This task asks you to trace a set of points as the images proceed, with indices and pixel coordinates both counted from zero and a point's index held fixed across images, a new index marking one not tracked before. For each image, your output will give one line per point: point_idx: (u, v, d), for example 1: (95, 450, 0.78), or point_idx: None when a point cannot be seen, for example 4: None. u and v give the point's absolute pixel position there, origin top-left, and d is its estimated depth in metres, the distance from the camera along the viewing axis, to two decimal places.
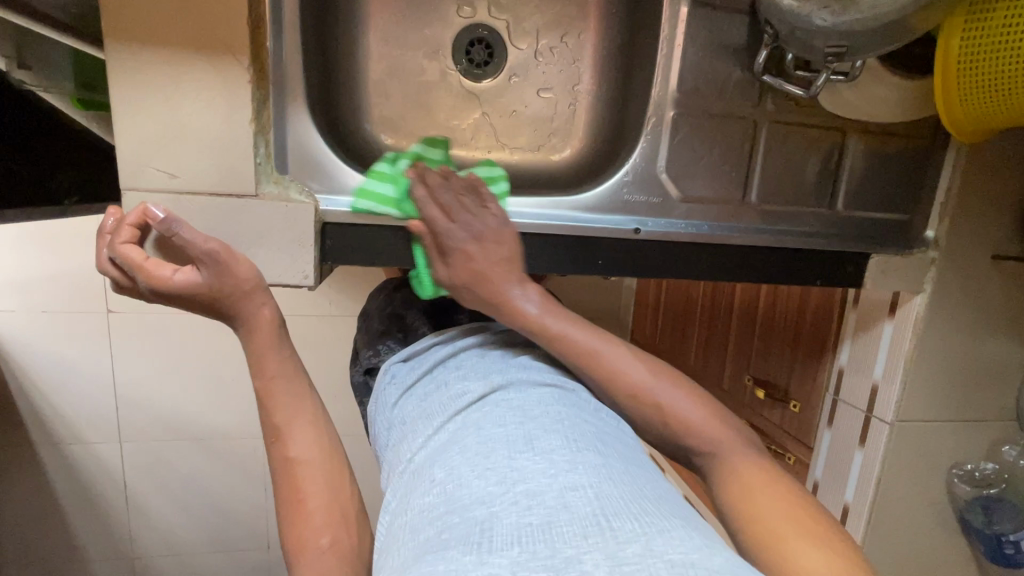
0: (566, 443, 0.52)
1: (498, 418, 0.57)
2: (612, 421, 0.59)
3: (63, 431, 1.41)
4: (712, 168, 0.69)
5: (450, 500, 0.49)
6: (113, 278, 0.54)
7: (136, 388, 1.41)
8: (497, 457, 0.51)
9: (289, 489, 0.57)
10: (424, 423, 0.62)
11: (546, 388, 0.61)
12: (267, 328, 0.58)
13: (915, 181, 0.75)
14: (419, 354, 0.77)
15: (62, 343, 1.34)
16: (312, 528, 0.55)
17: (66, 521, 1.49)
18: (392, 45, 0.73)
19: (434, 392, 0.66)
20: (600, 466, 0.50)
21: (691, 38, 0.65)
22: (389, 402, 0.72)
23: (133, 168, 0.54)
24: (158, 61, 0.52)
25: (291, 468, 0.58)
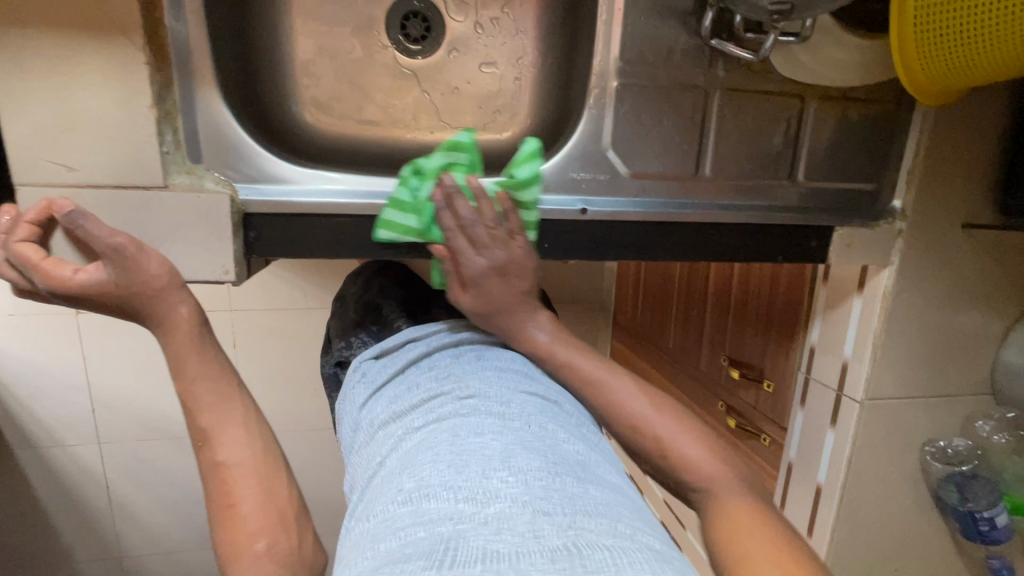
0: (544, 466, 0.53)
1: (475, 427, 0.57)
2: (587, 444, 0.60)
3: (38, 435, 1.39)
4: (661, 142, 0.65)
5: (419, 510, 0.49)
6: (13, 281, 0.50)
7: (106, 389, 1.38)
8: (472, 471, 0.52)
9: (219, 494, 0.54)
10: (396, 426, 0.62)
11: (525, 402, 0.61)
12: (187, 327, 0.54)
13: (882, 148, 0.71)
14: (393, 350, 0.75)
15: (26, 347, 1.31)
16: (244, 533, 0.53)
17: (47, 525, 1.48)
18: (321, 21, 0.68)
19: (406, 393, 0.65)
20: (576, 495, 0.51)
21: (633, 2, 0.61)
22: (357, 402, 0.70)
23: (26, 161, 0.50)
24: (40, 44, 0.48)
25: (220, 473, 0.55)
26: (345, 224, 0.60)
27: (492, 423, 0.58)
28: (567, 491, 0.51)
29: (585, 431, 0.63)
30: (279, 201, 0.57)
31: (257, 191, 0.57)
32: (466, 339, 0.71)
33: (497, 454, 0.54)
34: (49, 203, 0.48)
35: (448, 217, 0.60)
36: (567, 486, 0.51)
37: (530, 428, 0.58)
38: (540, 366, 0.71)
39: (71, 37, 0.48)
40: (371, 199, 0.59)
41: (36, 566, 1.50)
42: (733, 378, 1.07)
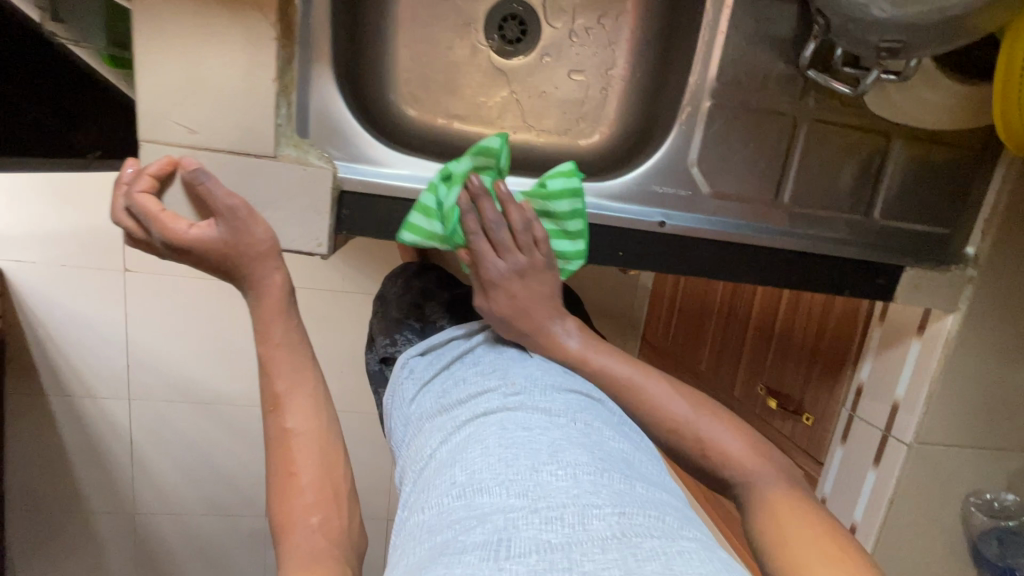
0: (592, 459, 0.51)
1: (522, 420, 0.55)
2: (635, 439, 0.58)
3: (74, 383, 1.43)
4: (745, 166, 0.66)
5: (471, 504, 0.48)
6: (127, 228, 0.53)
7: (146, 347, 1.42)
8: (521, 464, 0.50)
9: (280, 461, 0.56)
10: (445, 418, 0.61)
11: (571, 396, 0.59)
12: (277, 293, 0.56)
13: (959, 194, 0.71)
14: (438, 345, 0.74)
15: (79, 296, 1.35)
16: (300, 507, 0.54)
17: (70, 473, 1.51)
18: (424, 13, 0.70)
19: (453, 389, 0.64)
20: (626, 488, 0.48)
21: (735, 27, 0.62)
22: (406, 397, 0.69)
23: (154, 120, 0.53)
24: (182, 11, 0.51)
25: (285, 440, 0.56)
26: None
27: (540, 415, 0.56)
28: (616, 485, 0.48)
29: (633, 428, 0.60)
30: (375, 182, 0.59)
31: (355, 170, 0.59)
32: (510, 334, 0.70)
33: (545, 447, 0.52)
34: (179, 160, 0.52)
35: (506, 234, 0.61)
36: (615, 480, 0.49)
37: (577, 422, 0.56)
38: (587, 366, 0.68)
39: (211, 4, 0.51)
40: None
41: (52, 512, 1.53)
42: (768, 407, 1.04)
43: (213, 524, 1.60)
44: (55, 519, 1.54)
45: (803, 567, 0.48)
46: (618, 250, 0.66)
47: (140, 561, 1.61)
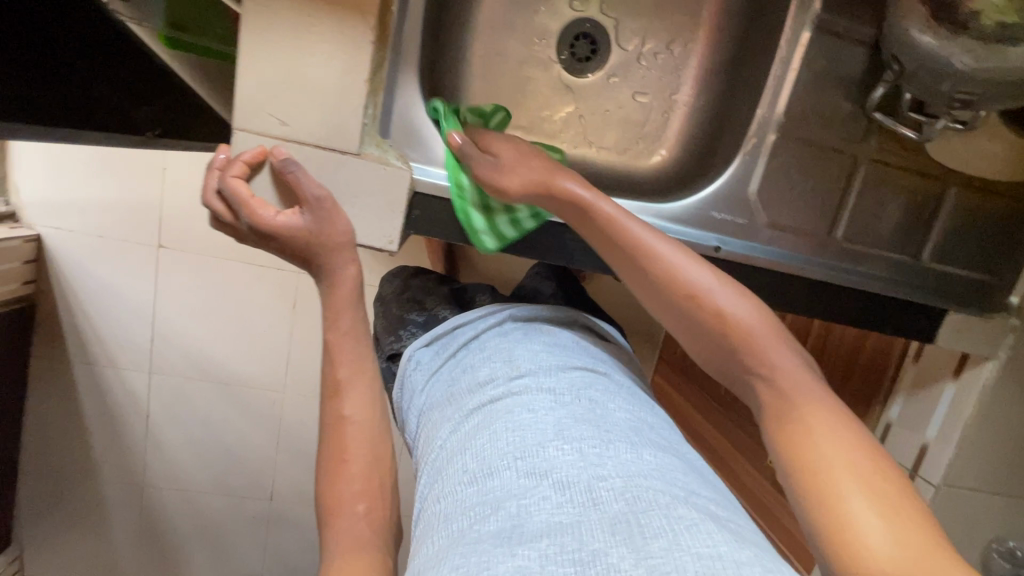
0: (596, 436, 0.52)
1: (527, 404, 0.57)
2: (637, 411, 0.59)
3: (98, 351, 1.36)
4: (803, 198, 0.68)
5: (484, 490, 0.49)
6: (217, 211, 0.56)
7: (173, 322, 1.35)
8: (530, 447, 0.52)
9: (333, 446, 0.57)
10: (455, 405, 0.63)
11: (574, 373, 0.62)
12: (350, 284, 0.58)
13: (1009, 243, 0.72)
14: (444, 335, 0.76)
15: (109, 265, 1.30)
16: (349, 492, 0.55)
17: (72, 445, 1.42)
18: (499, 25, 0.73)
19: (462, 376, 0.66)
20: (631, 458, 0.50)
21: (808, 64, 0.64)
22: (416, 388, 0.72)
23: (251, 110, 0.55)
24: (290, 9, 0.53)
25: (341, 427, 0.57)
26: (498, 218, 0.64)
27: (545, 398, 0.57)
28: (620, 456, 0.50)
29: (635, 400, 0.62)
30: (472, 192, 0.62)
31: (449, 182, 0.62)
32: (510, 318, 0.72)
33: (551, 428, 0.53)
34: (271, 150, 0.55)
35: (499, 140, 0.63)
36: (619, 451, 0.51)
37: (581, 399, 0.58)
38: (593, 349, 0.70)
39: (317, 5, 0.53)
40: None
41: (63, 486, 1.45)
42: None
43: (225, 513, 1.50)
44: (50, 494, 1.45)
45: (837, 496, 0.42)
46: None
47: (146, 547, 1.51)
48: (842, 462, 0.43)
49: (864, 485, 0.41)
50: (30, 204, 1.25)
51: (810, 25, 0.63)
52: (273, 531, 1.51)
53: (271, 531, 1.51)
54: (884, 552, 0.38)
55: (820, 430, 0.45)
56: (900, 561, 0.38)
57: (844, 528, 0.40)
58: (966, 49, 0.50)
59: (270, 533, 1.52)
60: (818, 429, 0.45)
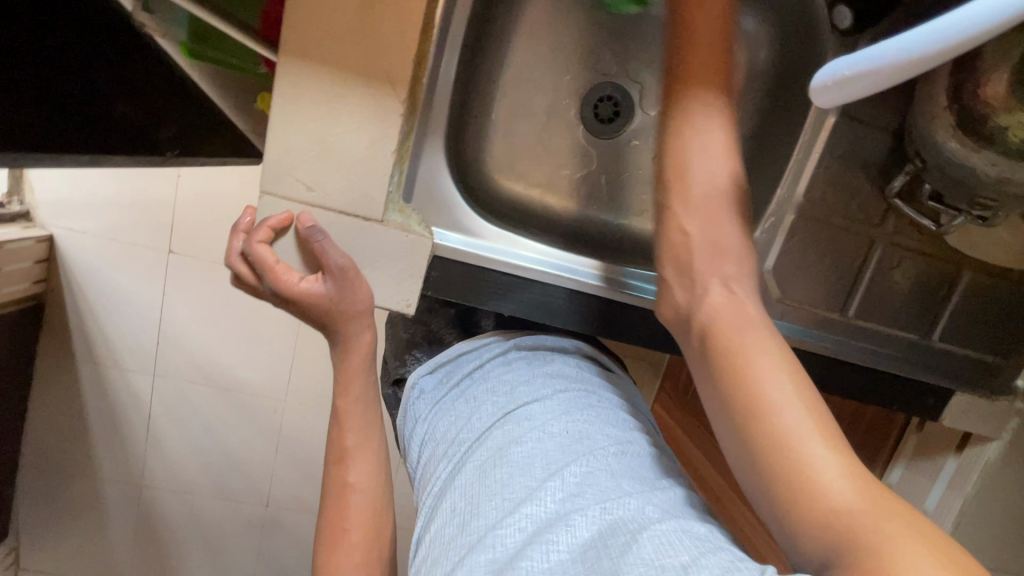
0: (579, 462, 0.52)
1: (514, 435, 0.56)
2: (625, 434, 0.57)
3: (104, 352, 1.34)
4: (817, 277, 0.69)
5: (467, 529, 0.50)
6: (241, 273, 0.56)
7: (178, 332, 1.33)
8: (514, 482, 0.51)
9: (335, 514, 0.58)
10: (449, 438, 0.61)
11: (564, 398, 0.60)
12: (364, 352, 0.59)
13: (1019, 329, 0.72)
14: (448, 363, 0.72)
15: (119, 273, 1.29)
16: (349, 564, 0.56)
17: (73, 445, 1.41)
18: (526, 86, 0.73)
19: (463, 404, 0.64)
20: (611, 486, 0.49)
21: (830, 148, 0.65)
22: (418, 418, 0.68)
23: (278, 176, 0.56)
24: (322, 82, 0.53)
25: (344, 495, 0.58)
26: (513, 283, 0.65)
27: (531, 428, 0.56)
28: (600, 484, 0.49)
29: (627, 423, 0.60)
30: (530, 268, 0.65)
31: (599, 274, 0.68)
32: (514, 347, 0.70)
33: (537, 461, 0.53)
34: (296, 216, 0.56)
35: None
36: (599, 479, 0.50)
37: (569, 426, 0.56)
38: (591, 372, 0.67)
39: (351, 83, 0.54)
40: (551, 267, 0.66)
41: (64, 484, 1.45)
42: None
43: (222, 520, 1.49)
44: (50, 490, 1.45)
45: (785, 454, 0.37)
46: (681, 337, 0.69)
47: (142, 548, 1.51)
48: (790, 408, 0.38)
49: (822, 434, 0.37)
50: (44, 206, 1.24)
51: (833, 112, 0.64)
52: (269, 537, 1.50)
53: (267, 538, 1.50)
54: (844, 502, 0.34)
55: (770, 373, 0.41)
56: (849, 510, 0.34)
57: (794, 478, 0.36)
58: (991, 160, 0.51)
59: (265, 543, 1.51)
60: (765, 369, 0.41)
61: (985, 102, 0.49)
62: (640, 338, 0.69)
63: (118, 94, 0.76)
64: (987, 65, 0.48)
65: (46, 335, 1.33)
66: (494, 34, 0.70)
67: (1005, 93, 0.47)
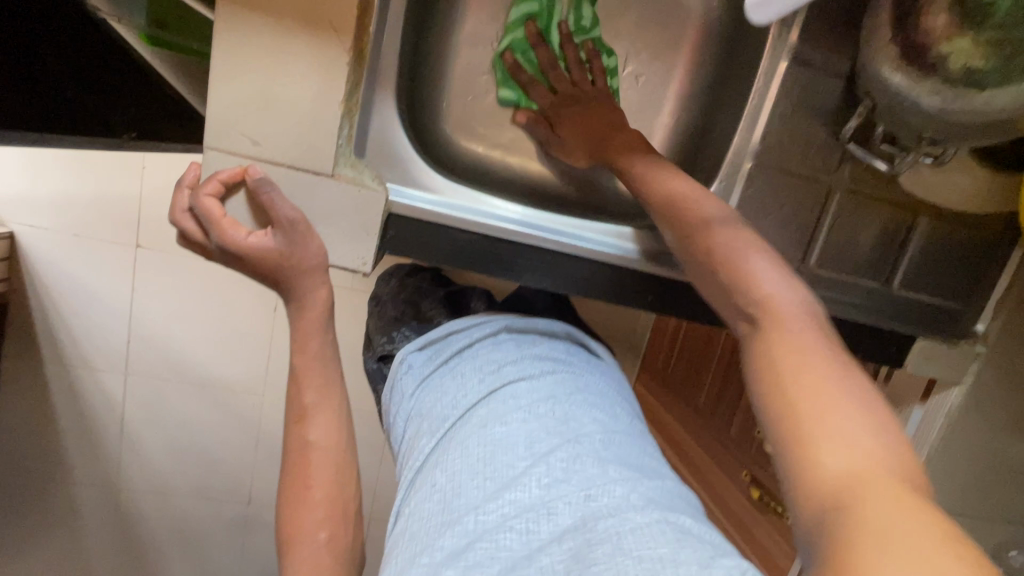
0: (564, 447, 0.50)
1: (500, 417, 0.54)
2: (611, 420, 0.56)
3: (72, 351, 1.29)
4: (778, 226, 0.68)
5: (448, 507, 0.48)
6: (190, 230, 0.55)
7: (146, 325, 1.29)
8: (498, 462, 0.50)
9: (297, 472, 0.57)
10: (431, 414, 0.59)
11: (554, 383, 0.59)
12: (317, 309, 0.58)
13: (975, 273, 0.73)
14: (438, 341, 0.69)
15: (81, 266, 1.24)
16: (311, 521, 0.55)
17: (45, 449, 1.37)
18: (482, 44, 0.73)
19: (449, 381, 0.62)
20: (596, 471, 0.48)
21: (785, 93, 0.65)
22: (404, 394, 0.65)
23: (221, 129, 0.54)
24: (263, 25, 0.52)
25: (306, 453, 0.57)
26: (472, 240, 0.64)
27: (518, 408, 0.55)
28: (587, 471, 0.48)
29: (613, 409, 0.59)
30: (496, 224, 0.64)
31: (527, 222, 0.66)
32: (504, 329, 0.67)
33: (522, 443, 0.51)
34: (247, 169, 0.54)
35: None
36: (587, 465, 0.49)
37: (558, 412, 0.55)
38: (581, 359, 0.66)
39: (292, 26, 0.52)
40: (520, 226, 0.65)
41: (35, 489, 1.40)
42: (763, 451, 1.01)
43: (201, 519, 1.46)
44: (22, 497, 1.40)
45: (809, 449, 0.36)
46: (646, 294, 0.69)
47: (120, 551, 1.47)
48: (833, 409, 0.37)
49: (843, 438, 0.36)
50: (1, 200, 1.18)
51: (786, 57, 0.64)
52: (250, 535, 1.47)
53: (248, 535, 1.48)
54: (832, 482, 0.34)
55: (835, 394, 0.38)
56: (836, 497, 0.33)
57: (800, 456, 0.36)
58: (935, 90, 0.51)
59: (246, 541, 1.48)
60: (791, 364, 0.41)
61: (926, 32, 0.49)
62: (607, 293, 0.68)
63: (70, 75, 0.71)
64: None
65: (11, 336, 1.28)
66: None
67: (945, 22, 0.48)
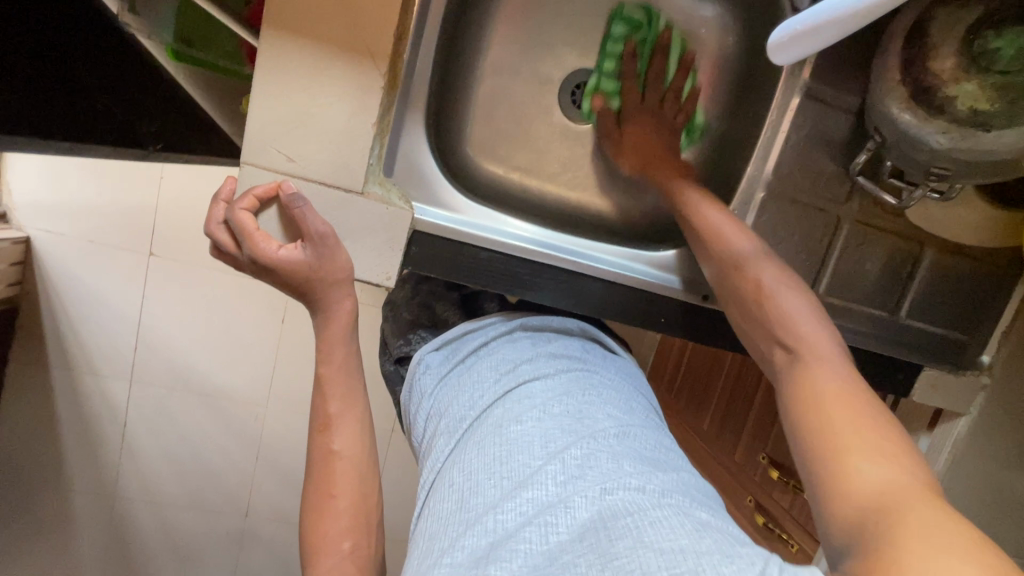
0: (579, 444, 0.51)
1: (514, 414, 0.56)
2: (625, 417, 0.57)
3: (80, 356, 1.30)
4: (789, 254, 0.70)
5: (466, 506, 0.49)
6: (223, 241, 0.57)
7: (157, 333, 1.30)
8: (514, 460, 0.51)
9: (321, 481, 0.58)
10: (449, 414, 0.61)
11: (568, 381, 0.60)
12: (344, 320, 0.60)
13: (979, 306, 0.75)
14: (453, 341, 0.71)
15: (95, 272, 1.25)
16: (335, 530, 0.56)
17: (48, 454, 1.37)
18: (504, 71, 0.76)
19: (467, 380, 0.63)
20: (610, 467, 0.49)
21: (796, 127, 0.67)
22: (423, 393, 0.66)
23: (258, 146, 0.57)
24: (305, 50, 0.54)
25: (330, 461, 0.58)
26: (492, 259, 0.66)
27: (532, 406, 0.56)
28: (601, 467, 0.49)
29: (627, 404, 0.60)
30: (520, 246, 0.66)
31: (542, 243, 0.68)
32: (519, 326, 0.69)
33: (537, 441, 0.52)
34: (281, 185, 0.56)
35: None
36: (601, 460, 0.49)
37: (570, 411, 0.56)
38: (596, 356, 0.66)
39: (332, 53, 0.55)
40: (539, 247, 0.67)
41: (34, 495, 1.39)
42: (768, 476, 1.01)
43: (198, 530, 1.44)
44: (21, 502, 1.39)
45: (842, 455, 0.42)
46: (659, 316, 0.71)
47: (115, 560, 1.45)
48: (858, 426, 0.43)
49: (873, 453, 0.40)
50: (21, 205, 1.20)
51: (799, 92, 0.67)
52: (247, 547, 1.46)
53: (245, 548, 1.46)
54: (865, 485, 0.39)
55: (853, 415, 0.44)
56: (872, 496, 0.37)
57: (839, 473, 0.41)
58: (941, 130, 0.53)
59: (243, 553, 1.46)
60: (830, 390, 0.47)
61: (933, 75, 0.53)
62: (621, 314, 0.70)
63: (104, 92, 0.75)
64: (933, 42, 0.52)
65: (23, 339, 1.29)
66: (475, 24, 0.73)
67: (953, 65, 0.51)
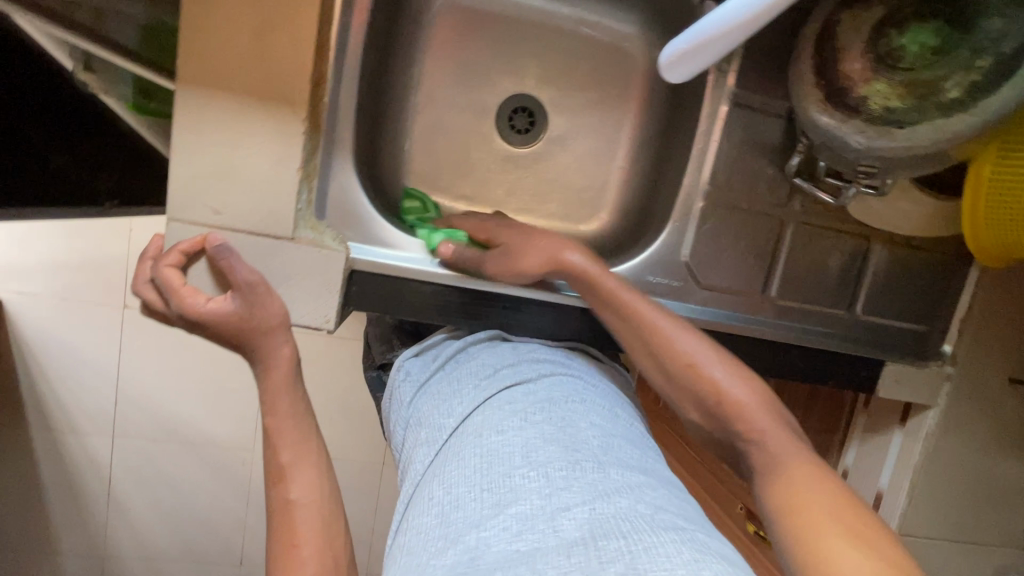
0: (563, 455, 0.48)
1: (495, 423, 0.52)
2: (609, 424, 0.54)
3: (57, 416, 1.28)
4: (735, 261, 0.70)
5: (448, 521, 0.45)
6: (150, 300, 0.57)
7: (132, 386, 1.28)
8: (495, 471, 0.47)
9: (281, 535, 0.54)
10: (428, 421, 0.57)
11: (553, 386, 0.56)
12: (286, 366, 0.59)
13: (932, 297, 0.74)
14: (433, 347, 0.68)
15: (68, 330, 1.24)
16: None
17: (33, 518, 1.34)
18: (439, 104, 0.77)
19: (446, 386, 0.59)
20: (597, 478, 0.45)
21: (727, 135, 0.68)
22: (403, 400, 0.63)
23: (183, 201, 0.56)
24: (221, 102, 0.54)
25: (288, 511, 0.55)
26: (437, 292, 0.65)
27: (515, 414, 0.53)
28: (588, 478, 0.45)
29: (612, 411, 0.57)
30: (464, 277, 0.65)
31: None
32: (495, 334, 0.66)
33: (518, 451, 0.49)
34: (206, 238, 0.56)
35: None
36: (587, 472, 0.46)
37: (552, 415, 0.52)
38: (577, 363, 0.63)
39: (249, 103, 0.55)
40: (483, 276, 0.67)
41: (23, 561, 1.36)
42: None
43: None
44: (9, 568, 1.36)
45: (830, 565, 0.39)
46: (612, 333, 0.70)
47: None
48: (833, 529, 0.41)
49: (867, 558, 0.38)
50: None
51: (726, 101, 0.67)
52: None
53: None
54: None
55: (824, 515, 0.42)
56: None
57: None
58: (860, 129, 0.53)
59: None
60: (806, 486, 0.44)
61: (844, 75, 0.54)
62: (573, 334, 0.69)
63: None
64: (841, 44, 0.54)
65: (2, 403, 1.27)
66: (404, 60, 0.74)
67: (861, 66, 0.52)
